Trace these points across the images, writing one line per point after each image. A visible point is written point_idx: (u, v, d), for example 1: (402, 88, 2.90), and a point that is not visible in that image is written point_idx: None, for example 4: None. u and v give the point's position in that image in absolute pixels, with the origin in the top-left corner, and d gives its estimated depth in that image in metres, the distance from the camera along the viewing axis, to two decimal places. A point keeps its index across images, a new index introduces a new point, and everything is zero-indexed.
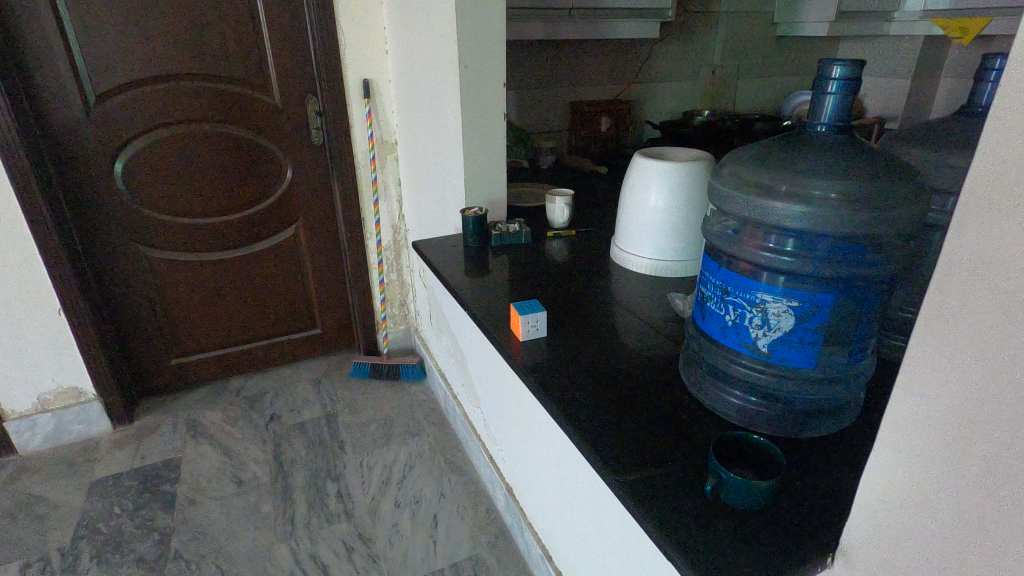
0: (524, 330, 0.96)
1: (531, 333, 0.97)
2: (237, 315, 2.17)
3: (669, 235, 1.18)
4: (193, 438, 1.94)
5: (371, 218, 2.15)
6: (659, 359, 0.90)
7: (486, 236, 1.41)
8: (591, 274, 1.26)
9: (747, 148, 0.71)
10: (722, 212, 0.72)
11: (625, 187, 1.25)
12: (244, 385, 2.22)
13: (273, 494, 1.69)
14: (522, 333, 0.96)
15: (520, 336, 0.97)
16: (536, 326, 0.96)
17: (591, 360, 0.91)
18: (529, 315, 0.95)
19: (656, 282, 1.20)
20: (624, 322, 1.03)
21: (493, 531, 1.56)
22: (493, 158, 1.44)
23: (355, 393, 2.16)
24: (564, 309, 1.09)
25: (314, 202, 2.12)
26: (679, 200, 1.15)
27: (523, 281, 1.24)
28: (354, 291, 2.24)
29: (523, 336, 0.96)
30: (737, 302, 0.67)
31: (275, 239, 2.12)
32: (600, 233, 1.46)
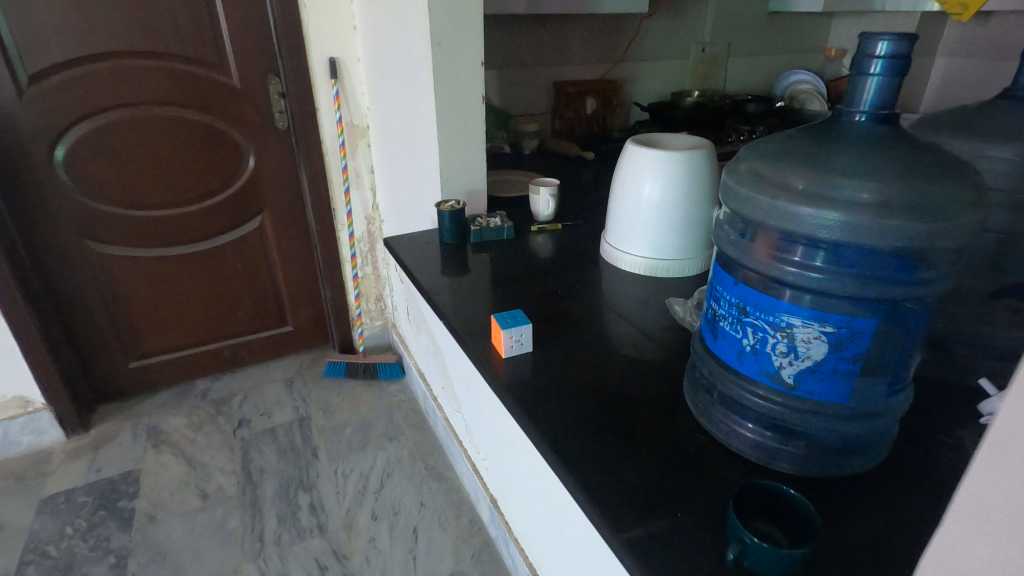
0: (507, 346, 0.84)
1: (515, 349, 0.85)
2: (200, 314, 2.04)
3: (667, 231, 1.07)
4: (154, 447, 1.81)
5: (342, 208, 2.01)
6: (660, 378, 0.80)
7: (465, 232, 1.29)
8: (581, 274, 1.15)
9: (767, 140, 0.60)
10: (737, 216, 0.62)
11: (616, 178, 1.13)
12: (210, 387, 2.09)
13: (240, 508, 1.58)
14: (505, 349, 0.85)
15: (502, 353, 0.85)
16: (521, 342, 0.85)
17: (583, 378, 0.81)
18: (513, 329, 0.83)
19: (652, 284, 1.10)
20: (619, 331, 0.93)
21: (477, 544, 1.47)
22: (472, 147, 1.31)
23: (330, 394, 2.05)
24: (550, 316, 0.98)
25: (281, 191, 1.98)
26: (677, 193, 1.04)
27: (506, 283, 1.12)
28: (326, 286, 2.11)
29: (506, 353, 0.85)
30: (757, 324, 0.57)
31: (239, 231, 1.97)
32: (589, 227, 1.35)
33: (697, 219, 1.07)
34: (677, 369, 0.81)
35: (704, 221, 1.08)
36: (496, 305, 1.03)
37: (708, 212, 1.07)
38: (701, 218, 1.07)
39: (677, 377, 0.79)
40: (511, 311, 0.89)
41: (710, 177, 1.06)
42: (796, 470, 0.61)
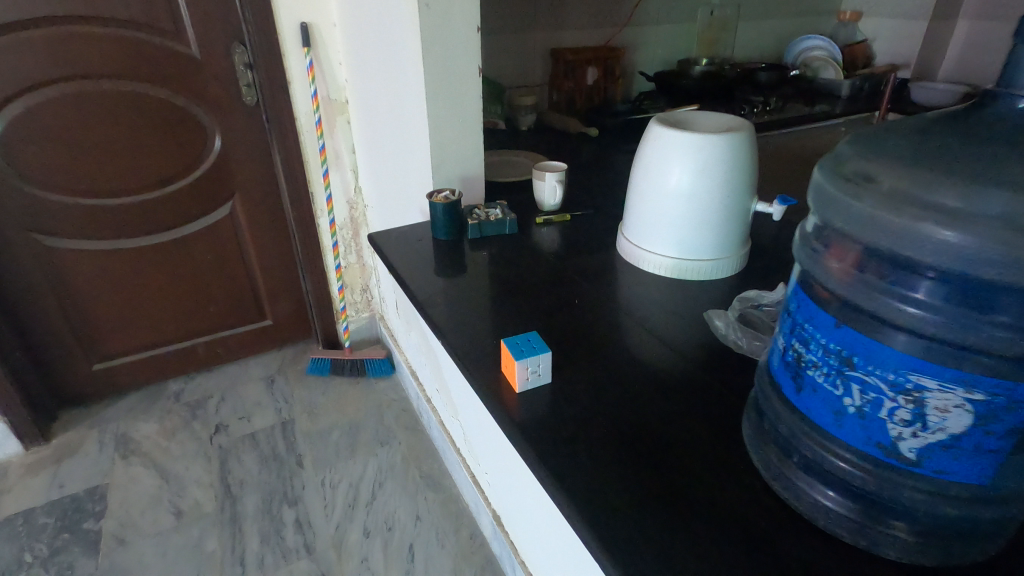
0: (521, 379, 0.70)
1: (530, 381, 0.71)
2: (169, 310, 1.87)
3: (697, 227, 0.93)
4: (122, 458, 1.66)
5: (321, 193, 1.82)
6: (708, 416, 0.66)
7: (461, 226, 1.13)
8: (597, 275, 1.00)
9: (884, 140, 0.45)
10: (833, 232, 0.47)
11: (636, 165, 0.98)
12: (184, 388, 1.93)
13: (219, 527, 1.45)
14: (519, 382, 0.70)
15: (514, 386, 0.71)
16: (538, 373, 0.70)
17: (615, 417, 0.67)
18: (529, 358, 0.69)
19: (680, 289, 0.96)
20: (650, 350, 0.79)
21: (479, 561, 1.36)
22: (467, 127, 1.15)
23: (314, 394, 1.90)
24: (568, 332, 0.83)
25: (252, 175, 1.79)
26: (711, 183, 0.89)
27: (511, 286, 0.97)
28: (307, 276, 1.94)
29: (520, 387, 0.70)
30: (868, 383, 0.43)
31: (207, 219, 1.79)
32: (600, 217, 1.20)
33: (733, 213, 0.93)
34: (728, 404, 0.67)
35: (739, 215, 0.93)
36: (502, 317, 0.88)
37: (744, 205, 0.93)
38: (737, 212, 0.93)
39: (730, 416, 0.66)
40: (529, 334, 0.74)
41: (750, 165, 0.91)
42: (904, 557, 0.48)
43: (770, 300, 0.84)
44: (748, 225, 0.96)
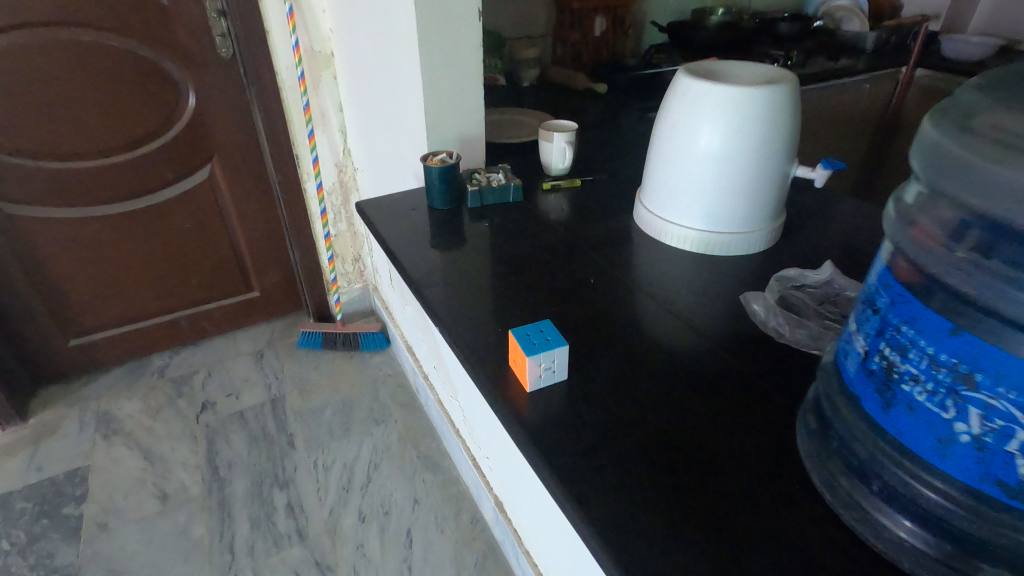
0: (532, 377, 0.60)
1: (542, 380, 0.61)
2: (148, 282, 1.76)
3: (730, 196, 0.81)
4: (104, 438, 1.58)
5: (307, 155, 1.69)
6: (752, 420, 0.56)
7: (460, 193, 1.01)
8: (613, 249, 0.89)
9: None
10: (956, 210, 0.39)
11: (659, 124, 0.86)
12: (168, 364, 1.84)
13: (206, 512, 1.38)
14: (529, 380, 0.60)
15: (524, 384, 0.61)
16: (552, 370, 0.60)
17: (643, 420, 0.57)
18: (542, 353, 0.58)
19: (706, 265, 0.85)
20: (678, 338, 0.68)
21: (480, 548, 1.30)
22: (465, 81, 1.01)
23: (305, 369, 1.81)
24: (584, 316, 0.73)
25: (231, 136, 1.65)
26: (748, 146, 0.78)
27: (517, 261, 0.86)
28: (294, 246, 1.82)
29: (530, 386, 0.60)
30: (994, 408, 0.35)
31: (185, 184, 1.66)
32: (614, 183, 1.08)
33: (770, 179, 0.81)
34: (775, 406, 0.58)
35: (777, 183, 0.82)
36: (507, 297, 0.78)
37: (783, 170, 0.82)
38: (774, 179, 0.82)
39: (779, 420, 0.56)
40: (543, 323, 0.63)
41: (792, 123, 0.79)
42: None
43: (813, 279, 0.73)
44: (785, 194, 0.85)
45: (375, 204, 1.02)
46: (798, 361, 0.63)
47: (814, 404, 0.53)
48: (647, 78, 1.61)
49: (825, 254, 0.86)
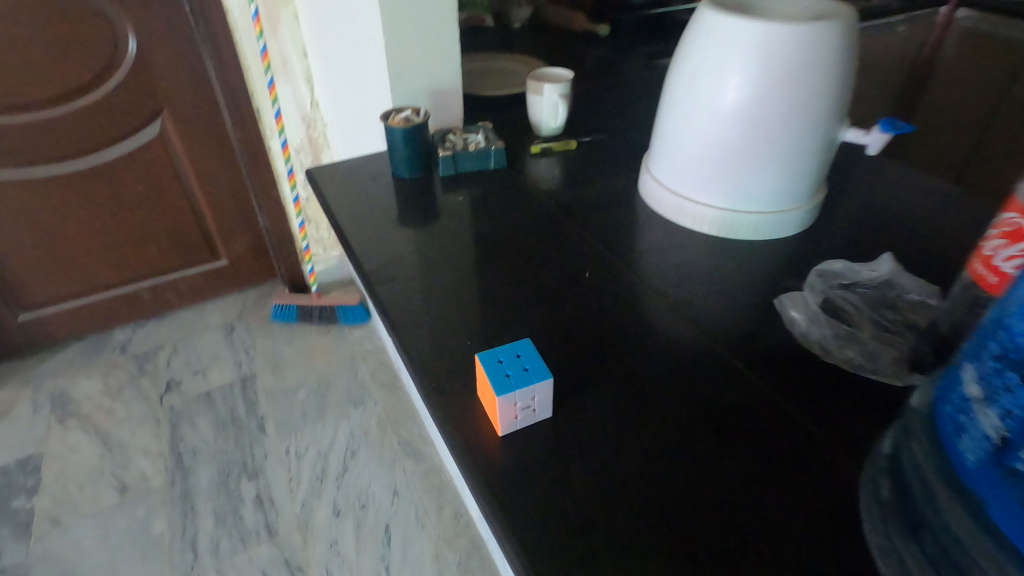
0: (508, 418, 0.45)
1: (521, 420, 0.46)
2: (101, 250, 1.60)
3: (761, 167, 0.66)
4: (59, 422, 1.46)
5: (269, 109, 1.49)
6: (793, 485, 0.43)
7: (431, 158, 0.84)
8: (612, 229, 0.73)
9: None
10: None
11: (674, 73, 0.69)
12: (131, 338, 1.70)
13: (167, 505, 1.28)
14: (503, 421, 0.46)
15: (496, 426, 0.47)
16: (533, 408, 0.46)
17: (650, 480, 0.43)
18: (521, 390, 0.44)
19: (726, 254, 0.69)
20: (695, 355, 0.54)
21: (464, 546, 1.19)
22: (436, 18, 0.83)
23: (279, 344, 1.68)
24: (576, 322, 0.58)
25: (181, 86, 1.45)
26: (788, 103, 0.61)
27: (495, 244, 0.71)
28: (262, 210, 1.65)
29: (504, 428, 0.46)
30: None
31: (133, 141, 1.48)
32: (616, 145, 0.91)
33: (813, 145, 0.65)
34: (822, 464, 0.44)
35: (820, 151, 0.66)
36: (481, 294, 0.62)
37: (830, 135, 0.65)
38: (818, 146, 0.65)
39: (829, 488, 0.42)
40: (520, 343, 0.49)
41: (846, 73, 0.62)
42: None
43: (868, 275, 0.58)
44: (829, 164, 0.68)
45: (329, 170, 0.85)
46: (849, 394, 0.49)
47: (890, 467, 0.41)
48: (656, 18, 1.40)
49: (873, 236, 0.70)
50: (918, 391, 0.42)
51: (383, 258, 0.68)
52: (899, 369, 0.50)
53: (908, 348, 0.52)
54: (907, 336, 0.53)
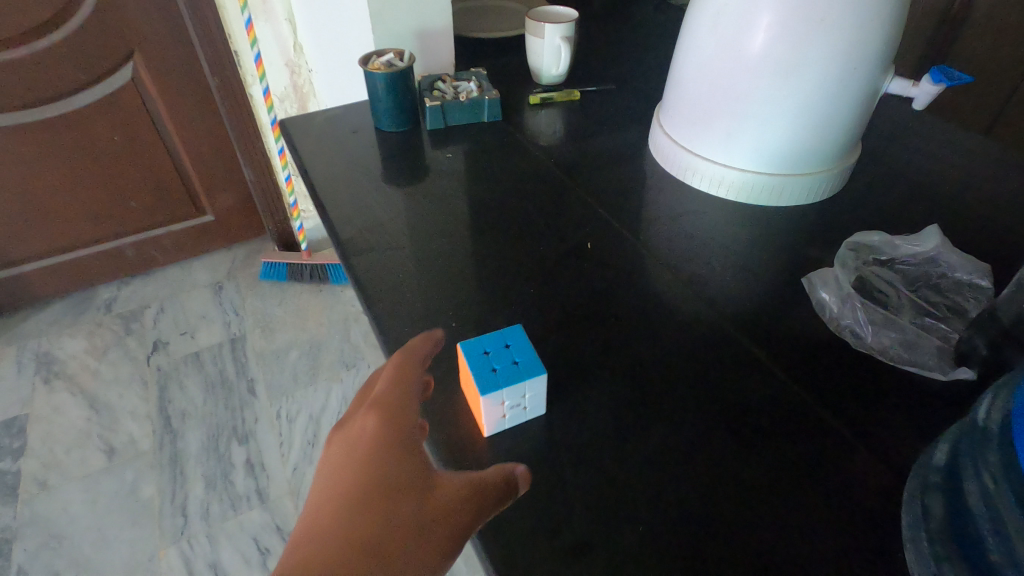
0: (494, 417, 0.40)
1: (510, 419, 0.41)
2: (79, 205, 1.53)
3: (791, 122, 0.57)
4: (44, 382, 1.42)
5: (248, 52, 1.37)
6: (821, 499, 0.37)
7: (417, 109, 0.76)
8: (618, 193, 0.66)
9: None
10: None
11: (696, 9, 0.59)
12: (116, 297, 1.64)
13: (157, 469, 1.25)
14: (489, 421, 0.40)
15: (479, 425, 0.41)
16: (524, 406, 0.40)
17: (657, 489, 0.38)
18: (511, 386, 0.38)
19: (744, 223, 0.62)
20: (709, 340, 0.47)
21: None
22: None
23: (269, 304, 1.62)
24: (575, 300, 0.51)
25: (152, 25, 1.33)
26: (829, 47, 0.52)
27: (487, 208, 0.63)
28: (246, 163, 1.56)
29: (490, 429, 0.40)
30: None
31: (103, 87, 1.37)
32: (625, 97, 0.82)
33: (853, 98, 0.56)
34: (856, 473, 0.38)
35: (860, 104, 0.57)
36: (470, 266, 0.56)
37: (872, 87, 0.56)
38: (858, 98, 0.57)
39: (862, 500, 0.37)
40: (511, 331, 0.43)
41: (900, 13, 0.52)
42: None
43: (909, 250, 0.51)
44: (867, 120, 0.60)
45: (305, 122, 0.76)
46: (885, 390, 0.43)
47: (947, 473, 0.34)
48: None
49: (909, 205, 0.62)
50: (992, 390, 0.34)
51: (361, 224, 0.61)
52: (943, 360, 0.44)
53: (954, 337, 0.46)
54: (954, 323, 0.46)
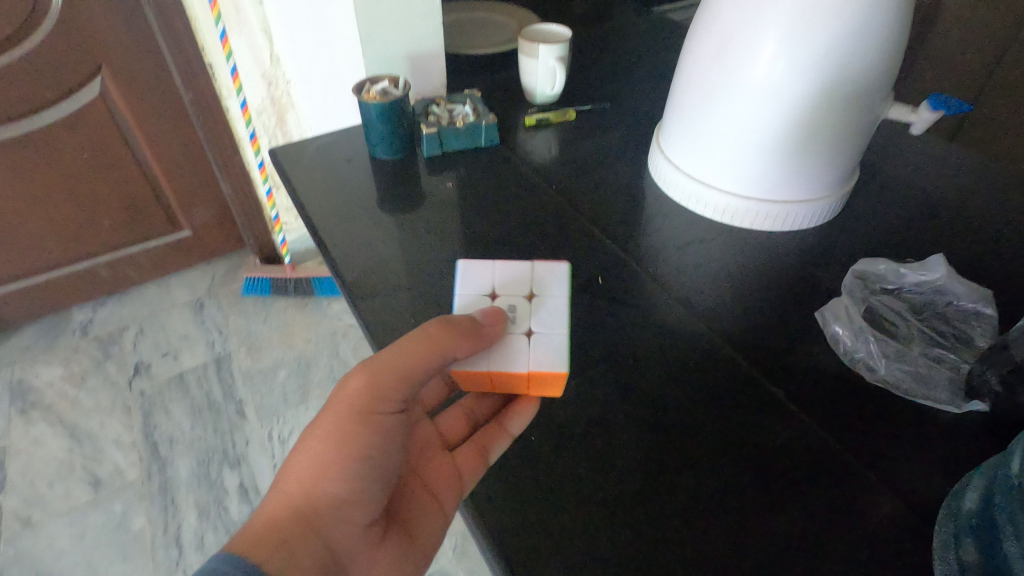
0: (522, 341, 0.45)
1: (552, 343, 0.44)
2: (47, 225, 1.46)
3: (791, 149, 0.58)
4: (21, 413, 1.36)
5: (224, 65, 1.32)
6: (850, 550, 0.38)
7: (414, 136, 0.74)
8: (622, 220, 0.65)
9: None
10: None
11: (701, 35, 0.59)
12: (92, 319, 1.59)
13: (146, 499, 1.22)
14: (523, 354, 0.44)
15: (534, 373, 0.44)
16: (547, 317, 0.46)
17: (693, 546, 0.38)
18: (478, 305, 0.47)
19: (747, 249, 0.62)
20: (728, 380, 0.48)
21: (459, 530, 1.17)
22: None
23: (253, 321, 1.58)
24: (591, 340, 0.51)
25: (120, 40, 1.27)
26: (833, 80, 0.53)
27: (490, 242, 0.62)
28: (224, 178, 1.51)
29: (553, 362, 0.43)
30: None
31: (71, 105, 1.31)
32: (620, 116, 0.82)
33: (857, 125, 0.57)
34: (884, 519, 0.40)
35: (863, 130, 0.58)
36: None
37: (874, 114, 0.57)
38: (860, 127, 0.57)
39: (886, 540, 0.39)
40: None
41: (900, 44, 0.53)
42: None
43: (915, 279, 0.52)
44: (867, 144, 0.61)
45: (297, 150, 0.74)
46: (905, 428, 0.44)
47: (979, 521, 0.34)
48: None
49: (908, 225, 0.64)
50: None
51: (365, 263, 0.59)
52: (955, 393, 0.46)
53: (963, 367, 0.47)
54: (962, 353, 0.48)
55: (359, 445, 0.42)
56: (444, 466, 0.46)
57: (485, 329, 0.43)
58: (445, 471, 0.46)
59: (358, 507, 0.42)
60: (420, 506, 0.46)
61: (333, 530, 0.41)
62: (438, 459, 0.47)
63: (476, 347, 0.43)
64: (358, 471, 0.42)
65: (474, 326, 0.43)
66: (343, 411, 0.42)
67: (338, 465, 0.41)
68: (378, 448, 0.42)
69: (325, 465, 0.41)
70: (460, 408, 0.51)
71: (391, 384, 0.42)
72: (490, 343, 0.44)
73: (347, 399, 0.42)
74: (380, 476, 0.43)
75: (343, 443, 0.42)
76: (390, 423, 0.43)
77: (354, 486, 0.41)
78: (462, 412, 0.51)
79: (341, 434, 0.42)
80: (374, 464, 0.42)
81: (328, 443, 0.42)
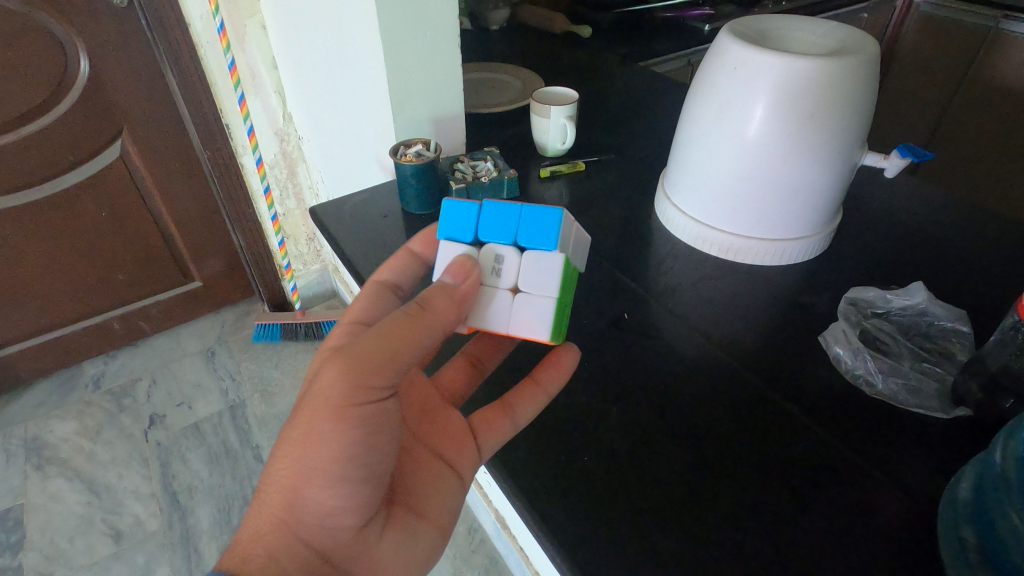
0: (505, 299, 0.50)
1: (534, 307, 0.50)
2: (63, 283, 1.50)
3: (779, 188, 0.65)
4: (37, 470, 1.37)
5: (240, 125, 1.38)
6: (873, 539, 0.44)
7: (443, 191, 0.81)
8: (637, 261, 0.73)
9: None
10: None
11: (700, 97, 0.67)
12: (104, 372, 1.62)
13: (168, 549, 1.23)
14: (504, 314, 0.50)
15: (515, 332, 0.51)
16: (538, 279, 0.49)
17: (738, 547, 0.44)
18: (464, 253, 0.50)
19: (750, 281, 0.70)
20: (749, 399, 0.55)
21: (481, 563, 1.19)
22: (438, 56, 0.80)
23: (265, 367, 1.62)
24: (624, 369, 0.58)
25: (142, 105, 1.34)
26: (817, 136, 0.61)
27: None
28: (237, 231, 1.57)
29: (533, 328, 0.50)
30: None
31: (92, 167, 1.37)
32: (624, 165, 0.91)
33: (839, 171, 0.65)
34: (897, 514, 0.46)
35: (846, 175, 0.67)
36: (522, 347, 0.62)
37: (854, 161, 0.66)
38: (843, 172, 0.66)
39: (902, 532, 0.45)
40: (445, 244, 0.51)
41: (868, 105, 0.62)
42: None
43: (900, 303, 0.61)
44: (848, 186, 0.69)
45: (335, 209, 0.81)
46: (907, 430, 0.51)
47: (973, 508, 0.41)
48: (632, 31, 1.43)
49: (889, 255, 0.72)
50: (1002, 434, 0.40)
51: None
52: (943, 401, 0.53)
53: (948, 378, 0.54)
54: (945, 365, 0.55)
55: (341, 449, 0.42)
56: (456, 422, 0.53)
57: (457, 291, 0.46)
58: (458, 436, 0.52)
59: (340, 506, 0.43)
60: (433, 477, 0.50)
61: (321, 529, 0.43)
62: (442, 420, 0.53)
63: (458, 309, 0.46)
64: (343, 472, 0.42)
65: (447, 293, 0.46)
66: (321, 409, 0.42)
67: (320, 468, 0.42)
68: (362, 443, 0.43)
69: (307, 473, 0.42)
70: (466, 356, 0.59)
71: (370, 370, 0.42)
72: (467, 301, 0.47)
73: (324, 396, 0.42)
74: (365, 471, 0.43)
75: (323, 442, 0.42)
76: (372, 413, 0.43)
77: (339, 490, 0.42)
78: (469, 360, 0.59)
79: (318, 434, 0.42)
80: (360, 466, 0.43)
81: (308, 445, 0.42)
